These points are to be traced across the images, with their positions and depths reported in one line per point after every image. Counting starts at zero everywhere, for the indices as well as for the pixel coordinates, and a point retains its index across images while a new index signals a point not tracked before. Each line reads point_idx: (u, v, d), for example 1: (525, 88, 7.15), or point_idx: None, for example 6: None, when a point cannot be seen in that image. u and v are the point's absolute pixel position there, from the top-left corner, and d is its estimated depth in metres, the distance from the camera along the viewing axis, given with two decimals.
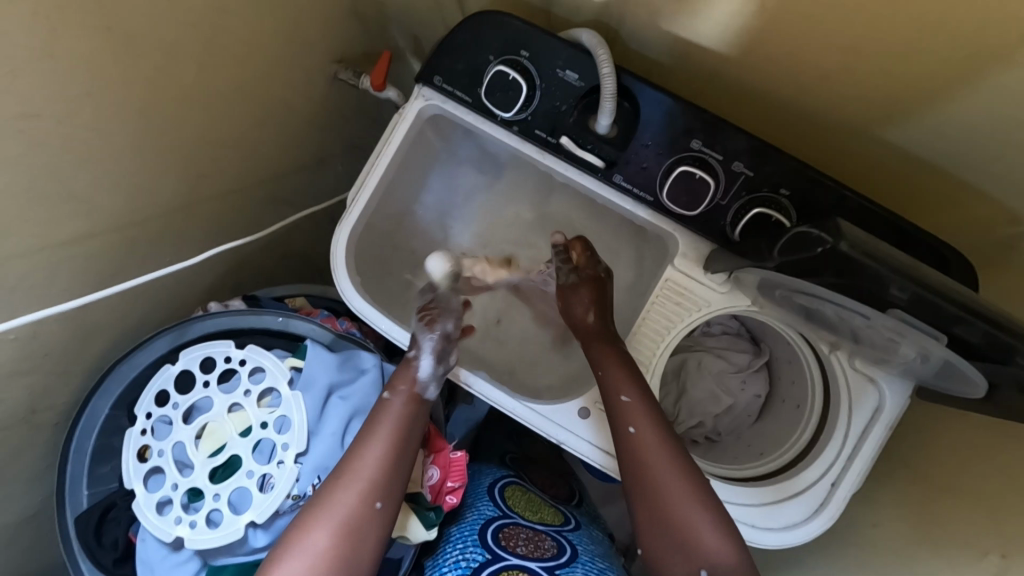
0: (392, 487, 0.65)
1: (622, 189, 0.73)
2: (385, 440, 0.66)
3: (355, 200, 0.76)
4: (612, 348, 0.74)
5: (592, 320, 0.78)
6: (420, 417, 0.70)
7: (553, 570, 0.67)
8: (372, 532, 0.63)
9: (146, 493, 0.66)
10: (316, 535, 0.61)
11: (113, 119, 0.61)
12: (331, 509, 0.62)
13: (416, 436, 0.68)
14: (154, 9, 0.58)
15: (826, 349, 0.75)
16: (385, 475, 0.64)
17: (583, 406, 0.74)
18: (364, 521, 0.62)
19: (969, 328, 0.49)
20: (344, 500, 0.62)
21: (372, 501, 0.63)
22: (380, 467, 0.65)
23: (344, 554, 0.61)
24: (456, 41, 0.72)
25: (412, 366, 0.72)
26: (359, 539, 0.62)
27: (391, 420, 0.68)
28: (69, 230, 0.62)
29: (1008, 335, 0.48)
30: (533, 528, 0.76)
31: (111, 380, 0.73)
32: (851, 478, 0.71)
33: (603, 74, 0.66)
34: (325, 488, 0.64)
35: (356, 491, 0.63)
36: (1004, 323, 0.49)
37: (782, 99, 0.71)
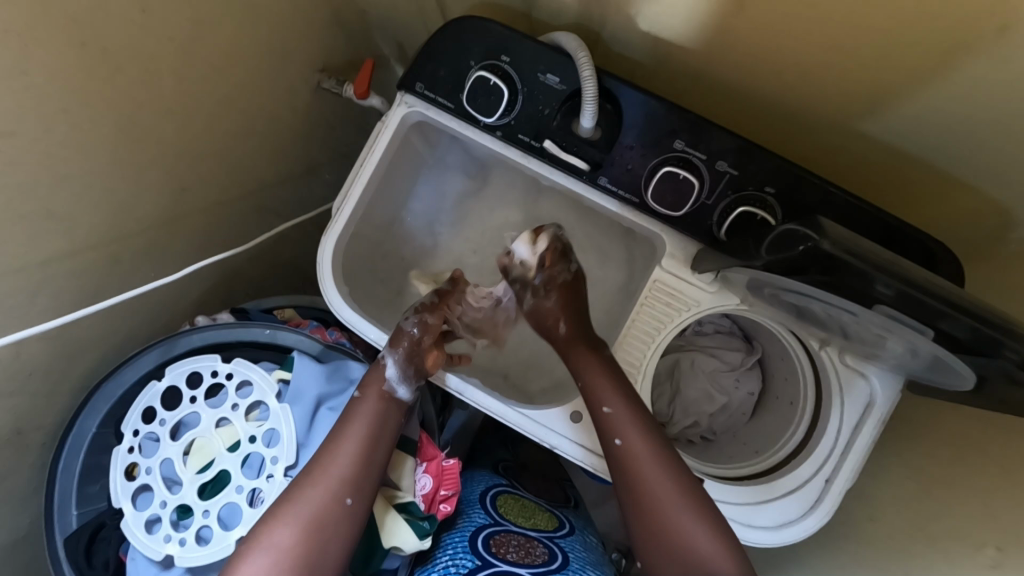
0: (364, 484, 0.65)
1: (607, 190, 0.73)
2: (355, 438, 0.67)
3: (340, 210, 0.76)
4: (590, 352, 0.75)
5: (564, 330, 0.79)
6: (391, 421, 0.69)
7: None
8: (340, 528, 0.63)
9: (134, 512, 0.65)
10: (283, 531, 0.62)
11: (92, 134, 0.60)
12: (299, 503, 0.63)
13: (388, 437, 0.69)
14: (129, 23, 0.58)
15: (816, 345, 0.75)
16: (358, 476, 0.65)
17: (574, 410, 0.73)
18: (332, 517, 0.63)
19: (954, 323, 0.48)
20: (313, 497, 0.63)
21: (342, 497, 0.64)
22: (351, 466, 0.65)
23: (311, 552, 0.62)
24: (437, 48, 0.71)
25: (379, 367, 0.72)
26: (327, 534, 0.63)
27: (364, 419, 0.68)
28: (48, 249, 0.61)
29: (994, 327, 0.47)
30: (525, 534, 0.76)
31: (98, 398, 0.72)
32: (845, 474, 0.71)
33: (584, 77, 0.65)
34: (295, 484, 0.64)
35: (325, 488, 0.64)
36: (986, 314, 0.48)
37: (765, 97, 0.71)
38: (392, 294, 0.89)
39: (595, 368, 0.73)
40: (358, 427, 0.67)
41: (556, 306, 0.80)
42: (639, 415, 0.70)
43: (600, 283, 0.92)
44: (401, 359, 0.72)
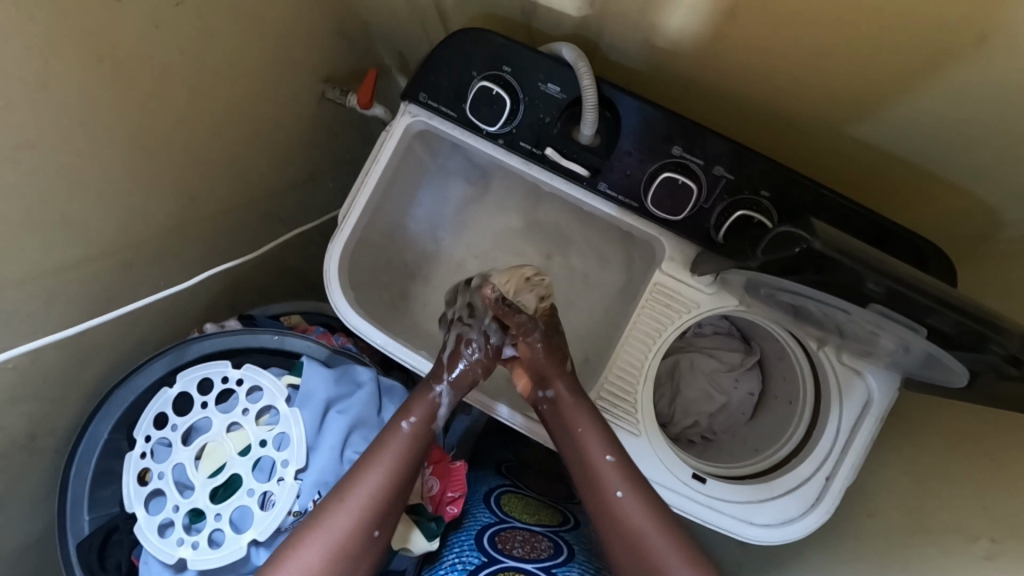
0: (392, 514, 0.64)
1: (607, 196, 0.73)
2: (388, 466, 0.65)
3: (347, 218, 0.78)
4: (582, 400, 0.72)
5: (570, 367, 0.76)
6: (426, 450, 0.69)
7: (550, 569, 0.67)
8: (363, 559, 0.62)
9: (147, 516, 0.66)
10: (309, 557, 0.60)
11: (105, 145, 0.62)
12: (326, 530, 0.61)
13: (417, 466, 0.67)
14: (141, 38, 0.60)
15: (814, 345, 0.76)
16: (386, 506, 0.64)
17: (601, 399, 0.75)
18: (359, 548, 0.62)
19: (941, 317, 0.50)
20: (341, 526, 0.62)
21: (371, 529, 0.63)
22: (382, 496, 0.64)
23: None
24: (441, 58, 0.73)
25: (429, 400, 0.71)
26: (352, 564, 0.61)
27: (399, 448, 0.67)
28: (64, 258, 0.63)
29: (977, 322, 0.49)
30: (529, 530, 0.77)
31: (111, 403, 0.73)
32: (845, 470, 0.72)
33: (584, 86, 0.67)
34: (322, 512, 0.62)
35: (357, 517, 0.62)
36: (972, 310, 0.50)
37: (759, 103, 0.73)
38: (396, 300, 0.91)
39: (581, 413, 0.71)
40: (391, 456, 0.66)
41: (534, 342, 0.75)
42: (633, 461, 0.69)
43: (601, 287, 0.94)
44: (451, 394, 0.72)
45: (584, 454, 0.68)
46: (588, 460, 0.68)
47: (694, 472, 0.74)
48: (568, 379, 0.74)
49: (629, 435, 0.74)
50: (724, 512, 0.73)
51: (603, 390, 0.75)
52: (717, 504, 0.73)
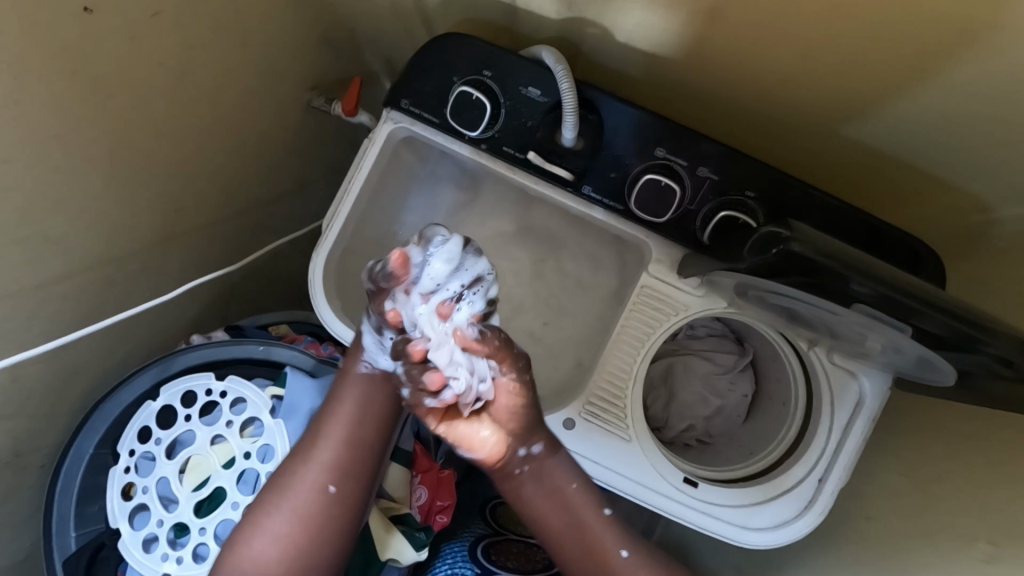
0: (351, 470, 0.66)
1: (592, 200, 0.72)
2: (340, 417, 0.67)
3: (331, 226, 0.78)
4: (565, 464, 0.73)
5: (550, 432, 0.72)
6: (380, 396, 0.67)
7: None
8: (333, 516, 0.64)
9: (131, 531, 0.65)
10: (276, 519, 0.62)
11: (82, 157, 0.61)
12: (287, 494, 0.63)
13: (376, 415, 0.67)
14: (116, 51, 0.59)
15: (805, 346, 0.75)
16: (344, 461, 0.66)
17: (570, 416, 0.73)
18: (324, 505, 0.64)
19: (929, 320, 0.49)
20: (301, 485, 0.64)
21: (333, 485, 0.65)
22: (339, 450, 0.66)
23: (305, 539, 0.63)
24: (423, 64, 0.72)
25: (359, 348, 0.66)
26: (319, 522, 0.64)
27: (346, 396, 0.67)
28: (43, 274, 0.62)
29: (967, 325, 0.48)
30: (524, 542, 0.81)
31: (96, 418, 0.73)
32: (838, 472, 0.71)
33: (563, 90, 0.66)
34: (279, 476, 0.64)
35: (314, 474, 0.65)
36: (961, 312, 0.49)
37: (745, 103, 0.72)
38: None
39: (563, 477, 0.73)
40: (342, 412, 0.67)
41: (527, 401, 0.64)
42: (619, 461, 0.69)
43: (593, 291, 0.93)
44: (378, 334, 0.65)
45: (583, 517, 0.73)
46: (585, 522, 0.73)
47: (686, 476, 0.73)
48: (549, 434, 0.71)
49: (620, 442, 0.73)
50: (715, 517, 0.72)
51: (572, 407, 0.73)
52: (710, 508, 0.72)
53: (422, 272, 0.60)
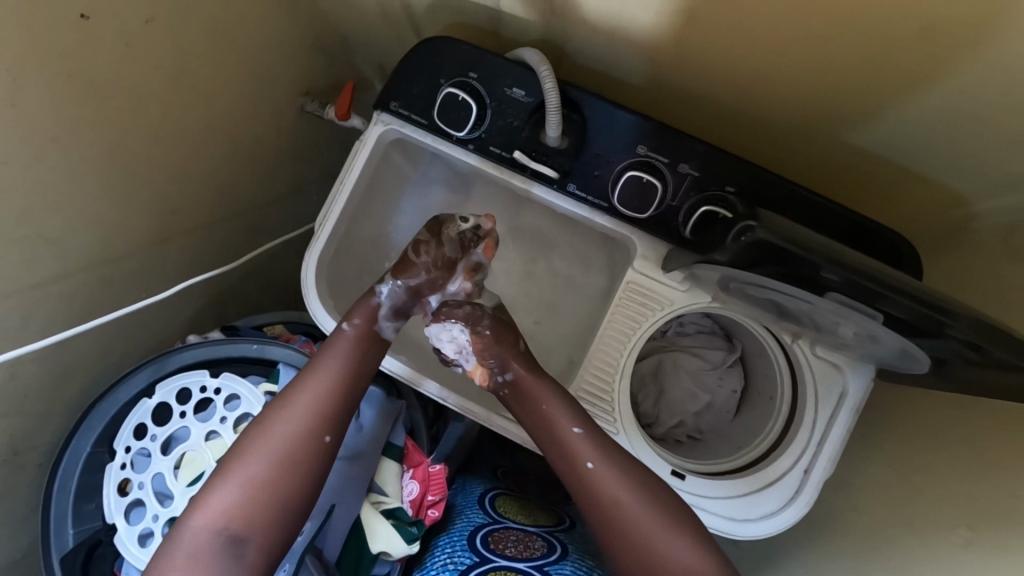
0: (338, 421, 0.67)
1: (577, 197, 0.74)
2: (331, 369, 0.68)
3: (322, 226, 0.79)
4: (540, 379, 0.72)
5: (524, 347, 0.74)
6: (370, 352, 0.71)
7: (542, 567, 0.65)
8: (314, 465, 0.64)
9: (127, 526, 0.66)
10: (256, 464, 0.62)
11: (79, 161, 0.63)
12: (270, 438, 0.64)
13: (364, 369, 0.70)
14: (110, 58, 0.61)
15: (789, 339, 0.76)
16: (330, 411, 0.66)
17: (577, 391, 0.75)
18: (307, 454, 0.64)
19: (893, 303, 0.50)
20: (287, 432, 0.64)
21: (320, 435, 0.65)
22: (327, 400, 0.67)
23: (284, 485, 0.62)
24: (411, 68, 0.74)
25: (371, 299, 0.73)
26: (302, 469, 0.63)
27: (341, 350, 0.70)
28: (40, 275, 0.64)
29: (929, 307, 0.49)
30: (524, 530, 0.76)
31: (93, 417, 0.74)
32: (822, 463, 0.72)
33: (546, 89, 0.68)
34: (266, 422, 0.65)
35: (302, 423, 0.65)
36: (924, 294, 0.49)
37: (725, 102, 0.73)
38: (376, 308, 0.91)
39: (544, 392, 0.71)
40: (331, 363, 0.69)
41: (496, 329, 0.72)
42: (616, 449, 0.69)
43: (583, 289, 0.94)
44: (393, 295, 0.74)
45: (555, 431, 0.69)
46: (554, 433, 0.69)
47: (674, 469, 0.74)
48: (524, 361, 0.72)
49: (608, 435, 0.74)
50: (702, 509, 0.73)
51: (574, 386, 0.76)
52: (697, 500, 0.73)
53: (459, 253, 0.74)
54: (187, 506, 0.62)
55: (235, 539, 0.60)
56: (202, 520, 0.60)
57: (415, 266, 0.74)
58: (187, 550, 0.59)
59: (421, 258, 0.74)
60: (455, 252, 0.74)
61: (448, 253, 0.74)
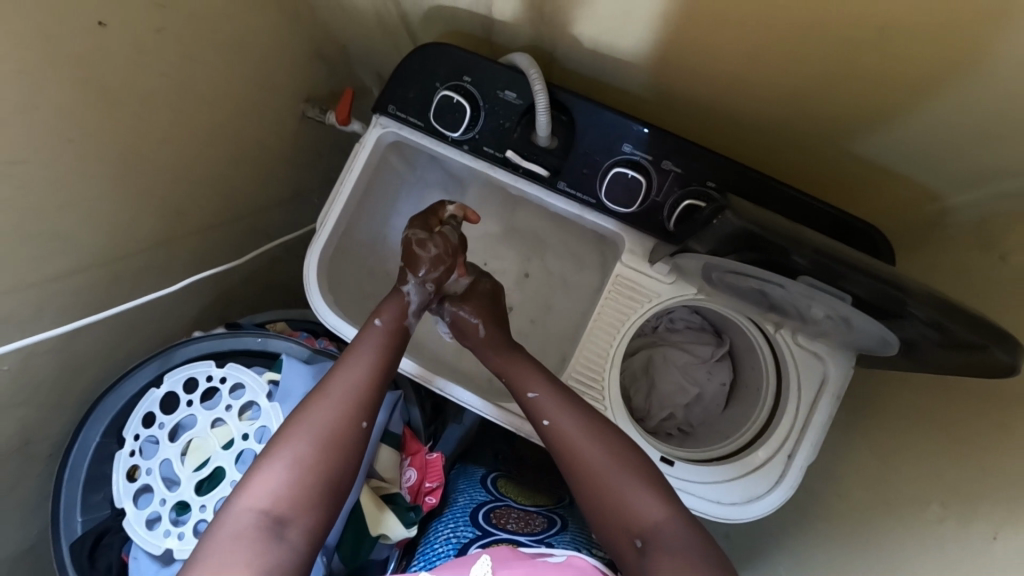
0: (374, 407, 0.68)
1: (567, 194, 0.77)
2: (366, 359, 0.70)
3: (324, 224, 0.83)
4: (511, 353, 0.79)
5: (484, 331, 0.81)
6: (401, 346, 0.74)
7: (544, 539, 0.68)
8: (355, 450, 0.65)
9: (135, 510, 0.68)
10: (302, 446, 0.62)
11: (93, 160, 0.67)
12: (312, 422, 0.64)
13: (393, 362, 0.72)
14: (124, 63, 0.65)
15: (772, 329, 0.79)
16: (367, 398, 0.67)
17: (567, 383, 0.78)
18: (349, 439, 0.65)
19: (855, 282, 0.53)
20: (329, 417, 0.65)
21: (358, 421, 0.66)
22: (364, 388, 0.68)
23: (327, 468, 0.62)
24: (407, 73, 0.78)
25: (400, 297, 0.78)
26: (344, 453, 0.64)
27: (374, 343, 0.72)
28: (54, 269, 0.67)
29: (894, 287, 0.51)
30: (524, 509, 0.79)
31: (102, 408, 0.77)
32: (806, 447, 0.75)
33: (536, 91, 0.71)
34: (306, 408, 0.65)
35: (343, 408, 0.66)
36: (887, 273, 0.52)
37: (707, 104, 0.77)
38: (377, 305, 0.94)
39: (519, 365, 0.77)
40: (362, 354, 0.71)
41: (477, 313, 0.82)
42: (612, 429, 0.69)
43: (575, 286, 0.97)
44: (418, 292, 0.78)
45: (516, 393, 0.74)
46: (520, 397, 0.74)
47: (663, 456, 0.76)
48: (496, 335, 0.81)
49: None
50: (690, 494, 0.75)
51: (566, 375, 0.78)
52: (686, 485, 0.75)
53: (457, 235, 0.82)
54: (233, 490, 0.60)
55: (283, 521, 0.58)
56: (250, 502, 0.58)
57: (427, 262, 0.78)
58: (235, 533, 0.56)
59: (428, 252, 0.78)
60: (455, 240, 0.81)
61: (453, 241, 0.80)
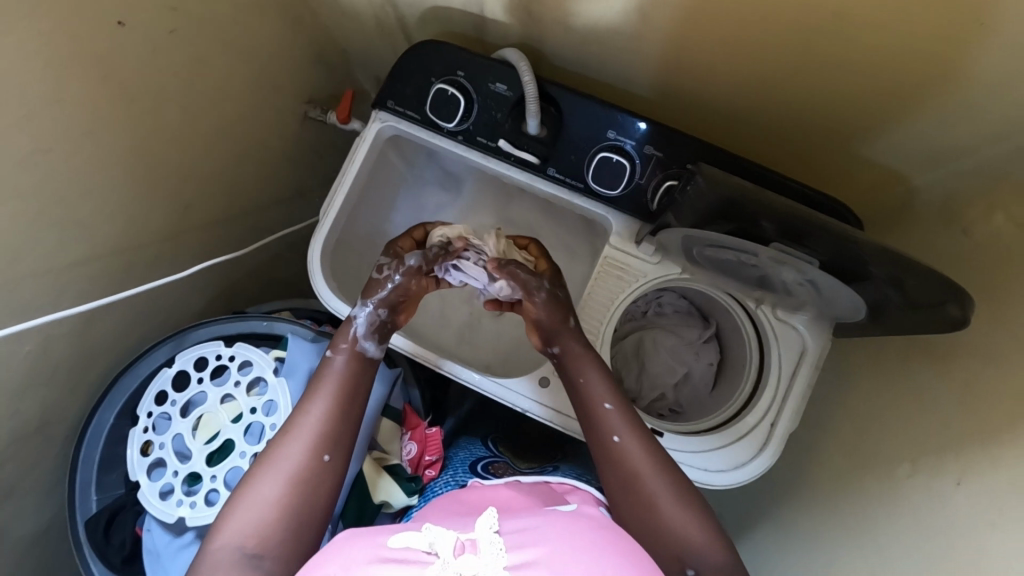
0: (340, 438, 0.67)
1: (556, 180, 0.82)
2: (327, 392, 0.69)
3: (326, 213, 0.87)
4: (591, 355, 0.75)
5: (573, 323, 0.76)
6: (364, 375, 0.72)
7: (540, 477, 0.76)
8: (324, 483, 0.64)
9: (149, 482, 0.72)
10: (267, 486, 0.61)
11: (111, 153, 0.71)
12: (278, 462, 0.63)
13: (358, 392, 0.71)
14: (141, 62, 0.70)
15: (753, 305, 0.83)
16: (331, 429, 0.66)
17: (542, 376, 0.81)
18: (313, 472, 0.63)
19: (817, 238, 0.58)
20: (292, 453, 0.64)
21: (321, 454, 0.65)
22: (328, 418, 0.67)
23: (295, 503, 0.61)
24: (405, 69, 0.83)
25: (352, 326, 0.74)
26: (310, 488, 0.63)
27: (334, 372, 0.70)
28: (73, 256, 0.71)
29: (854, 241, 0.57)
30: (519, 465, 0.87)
31: (115, 391, 0.80)
32: (788, 415, 0.79)
33: (525, 82, 0.76)
34: (270, 449, 0.64)
35: (306, 444, 0.65)
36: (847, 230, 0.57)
37: (686, 94, 0.82)
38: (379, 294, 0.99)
39: (588, 366, 0.74)
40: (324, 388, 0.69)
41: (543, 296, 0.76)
42: (649, 436, 0.69)
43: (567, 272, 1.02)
44: (370, 313, 0.74)
45: (587, 400, 0.72)
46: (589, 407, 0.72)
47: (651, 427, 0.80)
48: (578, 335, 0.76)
49: None
50: (678, 462, 0.78)
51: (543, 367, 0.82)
52: (674, 454, 0.79)
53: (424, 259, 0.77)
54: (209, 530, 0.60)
55: (255, 556, 0.57)
56: (221, 542, 0.58)
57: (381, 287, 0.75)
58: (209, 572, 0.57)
59: (384, 275, 0.76)
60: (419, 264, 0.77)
61: (411, 266, 0.76)
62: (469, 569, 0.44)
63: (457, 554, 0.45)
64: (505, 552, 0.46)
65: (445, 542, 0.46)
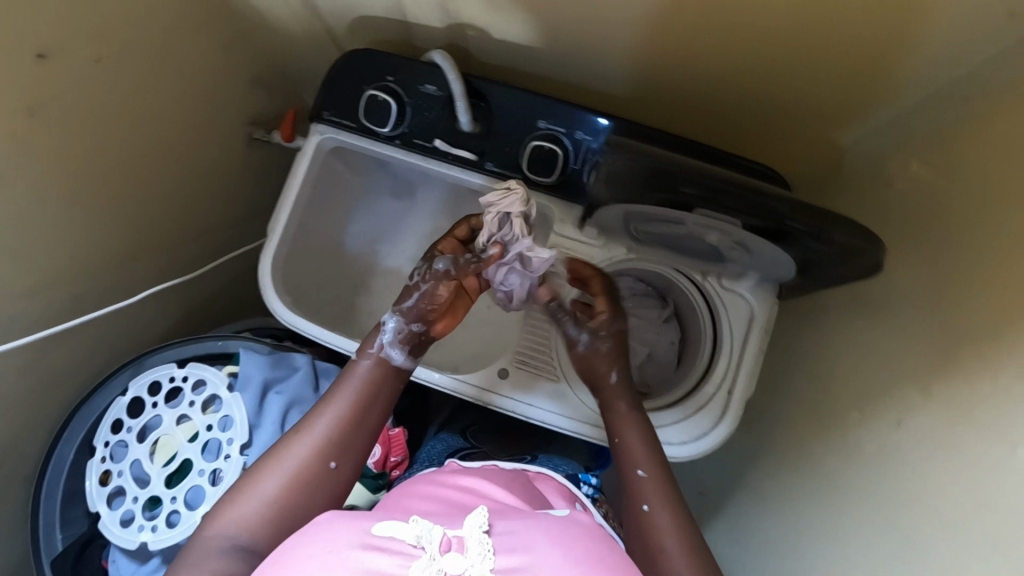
0: (349, 448, 0.68)
1: (495, 173, 0.83)
2: (345, 399, 0.70)
3: (273, 229, 0.88)
4: (632, 414, 0.76)
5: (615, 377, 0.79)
6: (385, 385, 0.73)
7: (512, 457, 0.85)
8: (323, 489, 0.65)
9: (110, 512, 0.72)
10: (267, 483, 0.63)
11: (47, 183, 0.71)
12: (287, 461, 0.65)
13: (381, 403, 0.72)
14: (70, 90, 0.70)
15: (700, 277, 0.84)
16: (340, 438, 0.67)
17: (501, 367, 0.83)
18: (317, 476, 0.65)
19: (734, 198, 0.61)
20: (301, 455, 0.65)
21: (328, 460, 0.66)
22: (340, 425, 0.68)
23: (294, 503, 0.63)
24: (336, 79, 0.84)
25: (379, 333, 0.75)
26: (309, 493, 0.64)
27: (357, 381, 0.71)
28: (15, 289, 0.71)
29: (766, 197, 0.59)
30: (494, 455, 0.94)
31: (72, 425, 0.79)
32: (743, 381, 0.80)
33: (451, 81, 0.78)
34: (282, 446, 0.67)
35: (317, 448, 0.66)
36: (762, 188, 0.60)
37: (614, 79, 0.84)
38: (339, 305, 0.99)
39: (631, 427, 0.75)
40: (342, 395, 0.70)
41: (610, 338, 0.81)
42: (681, 507, 0.70)
43: None
44: (399, 321, 0.76)
45: (624, 462, 0.73)
46: (626, 472, 0.73)
47: None
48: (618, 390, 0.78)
49: (550, 383, 0.83)
50: None
51: (500, 360, 0.84)
52: None
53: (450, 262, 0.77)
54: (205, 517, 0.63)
55: (246, 548, 0.60)
56: (216, 529, 0.61)
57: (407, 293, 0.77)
58: (200, 555, 0.59)
59: (416, 281, 0.77)
60: (448, 268, 0.77)
61: (439, 270, 0.77)
62: (453, 568, 0.44)
63: (443, 551, 0.46)
64: (492, 554, 0.46)
65: (432, 538, 0.47)
